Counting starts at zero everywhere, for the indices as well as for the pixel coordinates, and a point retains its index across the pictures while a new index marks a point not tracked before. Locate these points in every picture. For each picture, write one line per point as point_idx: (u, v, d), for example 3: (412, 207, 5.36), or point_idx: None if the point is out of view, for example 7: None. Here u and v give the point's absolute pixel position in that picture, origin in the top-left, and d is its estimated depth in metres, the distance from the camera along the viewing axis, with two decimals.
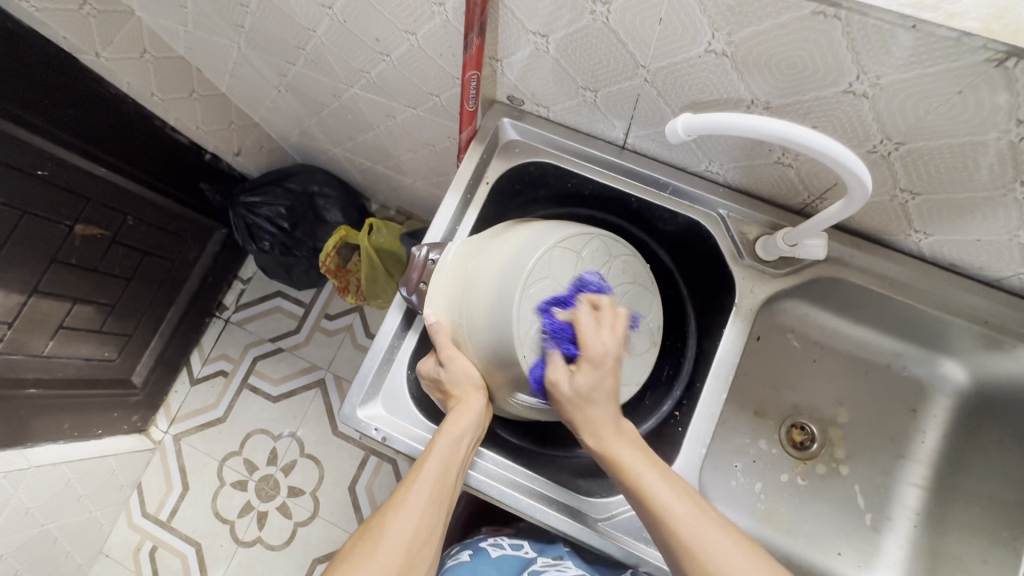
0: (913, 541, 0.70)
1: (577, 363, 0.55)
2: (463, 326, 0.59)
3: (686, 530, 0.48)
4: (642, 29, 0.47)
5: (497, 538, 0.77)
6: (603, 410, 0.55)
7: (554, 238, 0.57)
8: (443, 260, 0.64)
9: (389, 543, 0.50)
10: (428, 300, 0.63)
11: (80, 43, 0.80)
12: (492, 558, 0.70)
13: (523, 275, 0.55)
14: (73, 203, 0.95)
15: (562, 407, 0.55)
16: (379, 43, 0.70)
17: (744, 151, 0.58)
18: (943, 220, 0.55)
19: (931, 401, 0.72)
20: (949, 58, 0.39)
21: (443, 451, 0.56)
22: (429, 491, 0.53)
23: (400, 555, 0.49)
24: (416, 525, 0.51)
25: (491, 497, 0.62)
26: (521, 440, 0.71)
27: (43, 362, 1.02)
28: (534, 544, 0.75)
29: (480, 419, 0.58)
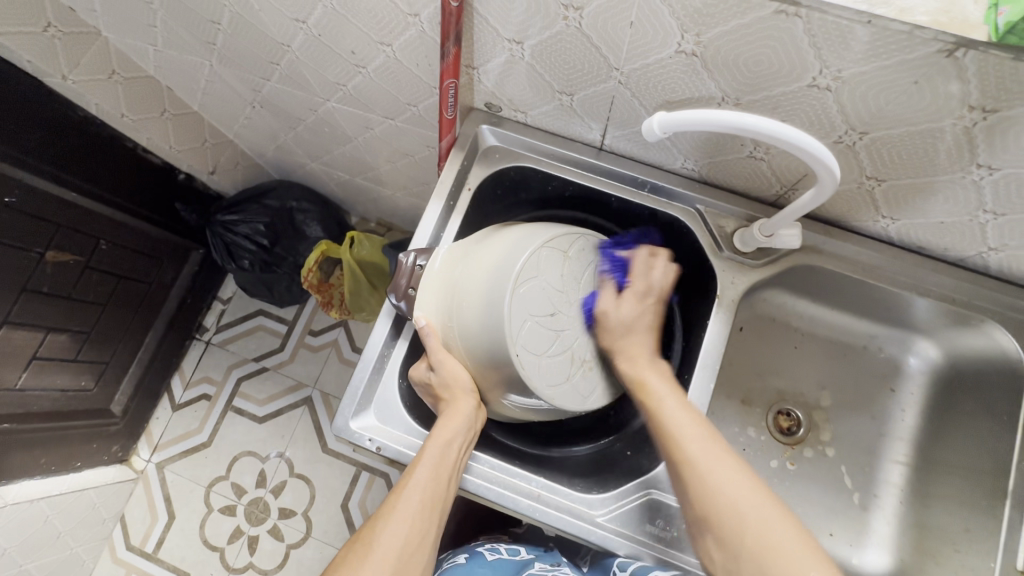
0: (899, 516, 0.72)
1: (625, 293, 0.62)
2: (453, 329, 0.59)
3: (699, 454, 0.53)
4: (614, 32, 0.49)
5: (493, 545, 0.76)
6: (632, 344, 0.60)
7: (541, 238, 0.58)
8: (431, 265, 0.64)
9: (379, 554, 0.50)
10: (417, 305, 0.63)
11: (45, 67, 0.79)
12: (489, 560, 0.69)
13: (513, 274, 0.55)
14: (43, 229, 0.92)
15: (602, 332, 0.60)
16: (355, 55, 0.70)
17: (718, 146, 0.60)
18: (908, 205, 0.58)
19: (908, 379, 0.75)
20: (903, 50, 0.41)
21: (433, 452, 0.56)
22: (419, 496, 0.54)
23: (391, 563, 0.50)
24: (405, 532, 0.52)
25: (488, 500, 0.62)
26: (516, 442, 0.71)
27: (17, 395, 0.98)
28: (532, 549, 0.76)
29: (470, 422, 0.58)
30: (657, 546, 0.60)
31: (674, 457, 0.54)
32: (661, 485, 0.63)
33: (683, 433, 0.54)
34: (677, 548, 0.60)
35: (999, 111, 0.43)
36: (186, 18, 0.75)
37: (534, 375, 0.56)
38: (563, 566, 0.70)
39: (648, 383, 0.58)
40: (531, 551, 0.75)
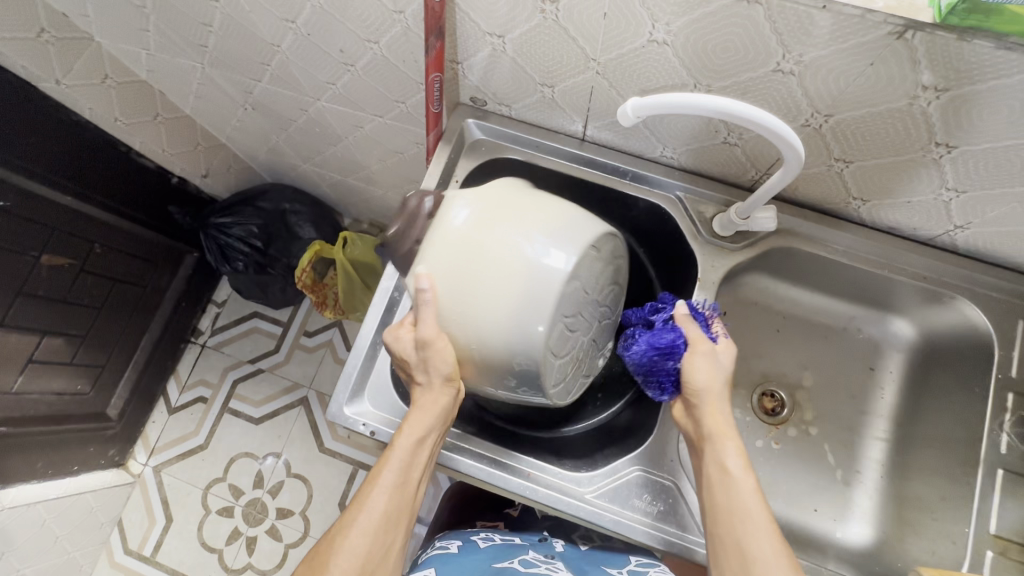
0: (881, 491, 0.74)
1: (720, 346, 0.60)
2: (469, 314, 0.54)
3: (762, 549, 0.50)
4: (589, 25, 0.51)
5: (489, 533, 0.78)
6: (720, 401, 0.57)
7: (587, 232, 0.56)
8: (446, 216, 0.55)
9: (347, 549, 0.54)
10: (428, 258, 0.54)
11: (39, 72, 0.80)
12: (482, 548, 0.71)
13: (562, 271, 0.52)
14: (39, 234, 0.94)
15: (698, 369, 0.58)
16: (344, 53, 0.72)
17: (694, 134, 0.63)
18: (876, 186, 0.60)
19: (885, 358, 0.78)
20: (857, 34, 0.44)
21: (399, 459, 0.57)
22: (383, 498, 0.56)
23: (360, 556, 0.54)
24: (367, 537, 0.55)
25: (481, 480, 0.64)
26: (508, 423, 0.74)
27: (13, 399, 0.99)
28: (526, 538, 0.78)
29: (441, 418, 0.60)
30: (645, 520, 0.62)
31: (735, 531, 0.52)
32: (648, 462, 0.65)
33: (752, 513, 0.52)
34: (664, 522, 0.62)
35: (950, 90, 0.46)
36: (178, 21, 0.77)
37: (550, 370, 0.56)
38: (556, 560, 0.70)
39: (734, 450, 0.55)
40: (526, 541, 0.77)
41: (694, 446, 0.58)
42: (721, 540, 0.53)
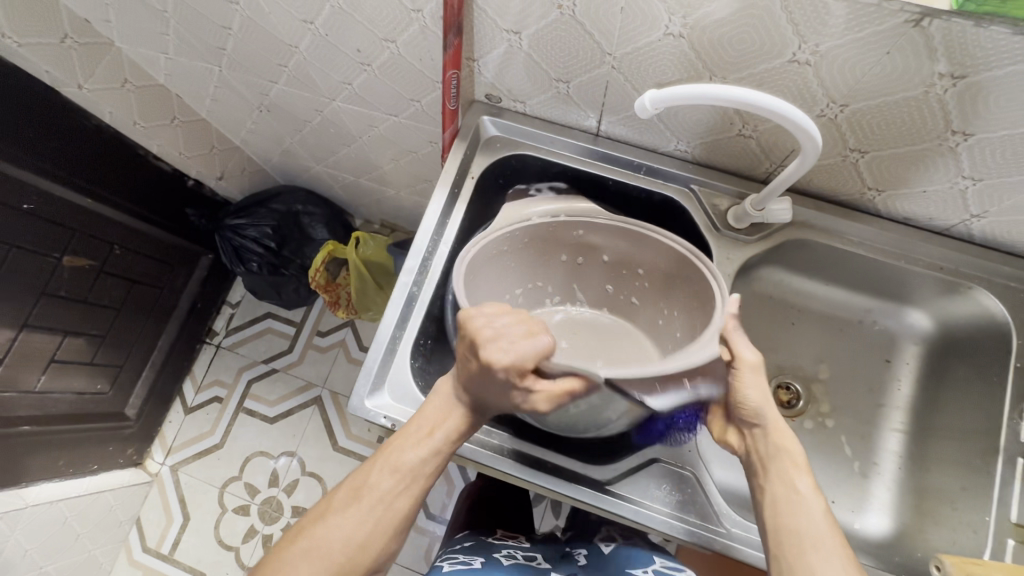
0: (899, 483, 0.74)
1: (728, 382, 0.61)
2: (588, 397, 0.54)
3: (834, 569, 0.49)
4: (606, 19, 0.52)
5: (512, 548, 0.79)
6: (779, 418, 0.57)
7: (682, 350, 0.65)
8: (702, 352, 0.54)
9: (355, 531, 0.53)
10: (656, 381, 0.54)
11: (62, 76, 0.83)
12: (505, 567, 0.71)
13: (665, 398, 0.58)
14: (62, 236, 0.96)
15: (754, 389, 0.56)
16: (361, 53, 0.74)
17: (709, 127, 0.64)
18: (891, 175, 0.61)
19: (902, 349, 0.78)
20: (873, 22, 0.44)
21: (425, 463, 0.54)
22: (402, 500, 0.54)
23: (367, 540, 0.53)
24: (377, 535, 0.53)
25: (503, 472, 0.64)
26: None
27: (36, 398, 1.01)
28: (548, 558, 0.79)
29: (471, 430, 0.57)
30: (665, 509, 0.62)
31: (806, 554, 0.51)
32: (670, 456, 0.65)
33: (824, 535, 0.51)
34: (684, 511, 0.63)
35: (966, 77, 0.46)
36: (197, 25, 0.79)
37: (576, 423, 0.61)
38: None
39: (800, 470, 0.55)
40: (549, 560, 0.78)
41: (752, 467, 0.57)
42: (791, 564, 0.51)
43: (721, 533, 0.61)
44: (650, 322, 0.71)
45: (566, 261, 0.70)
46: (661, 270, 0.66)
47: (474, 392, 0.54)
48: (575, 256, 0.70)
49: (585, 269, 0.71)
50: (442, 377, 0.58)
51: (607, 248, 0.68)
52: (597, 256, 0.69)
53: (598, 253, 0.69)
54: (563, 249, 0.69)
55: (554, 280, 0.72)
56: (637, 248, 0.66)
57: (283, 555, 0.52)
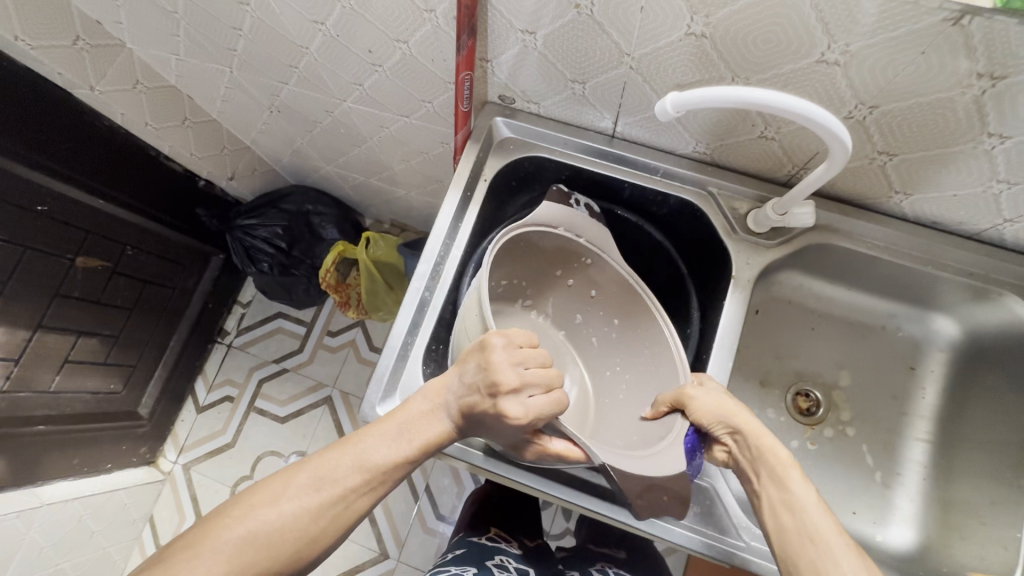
0: (924, 494, 0.72)
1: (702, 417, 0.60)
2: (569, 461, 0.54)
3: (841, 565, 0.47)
4: (626, 18, 0.50)
5: (504, 559, 0.83)
6: (750, 419, 0.56)
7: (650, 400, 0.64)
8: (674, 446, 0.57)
9: (311, 521, 0.49)
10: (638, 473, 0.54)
11: (74, 78, 0.82)
12: None
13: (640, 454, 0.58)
14: (75, 237, 0.96)
15: (704, 409, 0.57)
16: (372, 54, 0.72)
17: (729, 128, 0.62)
18: (921, 179, 0.58)
19: (927, 357, 0.76)
20: (909, 20, 0.42)
21: (397, 466, 0.52)
22: (365, 499, 0.52)
23: (323, 530, 0.50)
24: (332, 527, 0.51)
25: (503, 476, 0.63)
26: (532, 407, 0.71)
27: (50, 398, 1.02)
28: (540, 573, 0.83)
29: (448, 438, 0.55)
30: (683, 522, 0.61)
31: (812, 554, 0.49)
32: None
33: (826, 533, 0.49)
34: (702, 523, 0.61)
35: (1007, 78, 0.44)
36: (207, 26, 0.78)
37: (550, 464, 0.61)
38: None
39: (787, 466, 0.53)
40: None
41: (745, 474, 0.56)
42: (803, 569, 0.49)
43: (740, 546, 0.60)
44: (598, 368, 0.71)
45: (555, 276, 0.70)
46: (633, 338, 0.67)
47: (474, 421, 0.53)
48: (565, 276, 0.69)
49: (569, 292, 0.70)
50: (434, 379, 0.56)
51: (598, 286, 0.68)
52: (586, 287, 0.69)
53: (588, 285, 0.69)
54: (559, 266, 0.68)
55: (537, 283, 0.70)
56: (625, 304, 0.67)
57: (223, 534, 0.47)
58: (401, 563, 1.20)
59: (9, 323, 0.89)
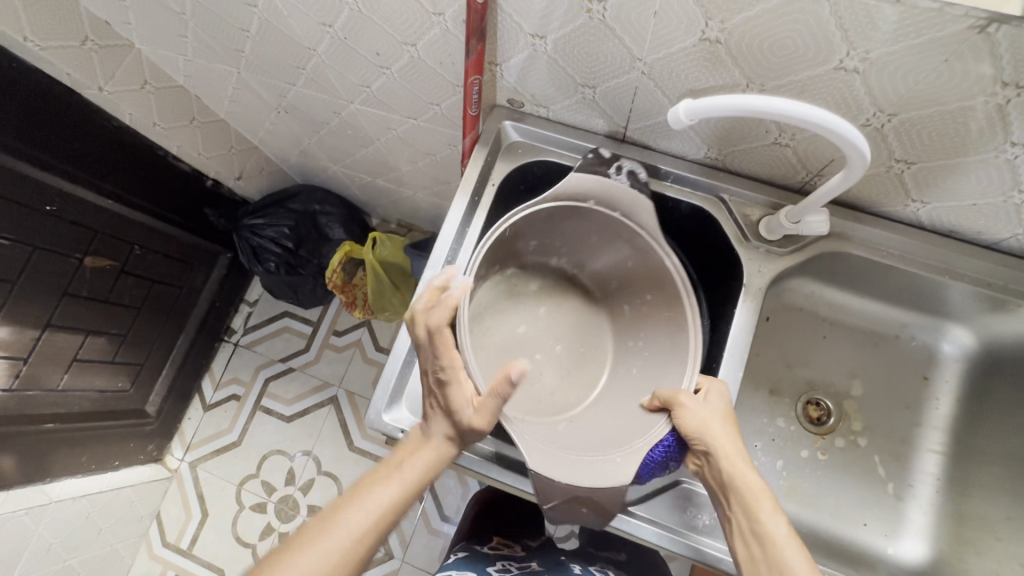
0: (937, 506, 0.72)
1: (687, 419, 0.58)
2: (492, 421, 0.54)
3: None
4: (638, 23, 0.49)
5: (504, 563, 0.83)
6: (727, 442, 0.54)
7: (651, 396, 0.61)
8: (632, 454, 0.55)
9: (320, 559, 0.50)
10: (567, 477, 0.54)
11: (83, 78, 0.82)
12: None
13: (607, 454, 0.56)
14: (83, 237, 0.96)
15: (688, 423, 0.54)
16: (379, 57, 0.72)
17: (742, 134, 0.60)
18: (940, 187, 0.57)
19: (941, 367, 0.74)
20: (933, 28, 0.41)
21: (403, 503, 0.54)
22: (371, 533, 0.52)
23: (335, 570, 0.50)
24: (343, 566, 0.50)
25: (486, 476, 0.63)
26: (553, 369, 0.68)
27: (59, 396, 1.03)
28: (543, 565, 0.85)
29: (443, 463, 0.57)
30: (690, 535, 0.61)
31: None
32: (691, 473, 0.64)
33: (794, 565, 0.49)
34: (710, 536, 0.61)
35: None
36: (215, 27, 0.77)
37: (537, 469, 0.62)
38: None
39: (761, 495, 0.53)
40: (544, 566, 0.84)
41: (715, 493, 0.55)
42: None
43: None
44: (620, 338, 0.67)
45: (591, 242, 0.65)
46: (663, 313, 0.63)
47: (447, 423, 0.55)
48: (603, 245, 0.65)
49: (606, 259, 0.67)
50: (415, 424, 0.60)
51: (638, 258, 0.64)
52: (623, 257, 0.65)
53: (626, 256, 0.65)
54: (597, 233, 0.64)
55: (571, 245, 0.66)
56: (658, 280, 0.63)
57: None
58: (405, 564, 1.20)
59: (19, 322, 0.89)
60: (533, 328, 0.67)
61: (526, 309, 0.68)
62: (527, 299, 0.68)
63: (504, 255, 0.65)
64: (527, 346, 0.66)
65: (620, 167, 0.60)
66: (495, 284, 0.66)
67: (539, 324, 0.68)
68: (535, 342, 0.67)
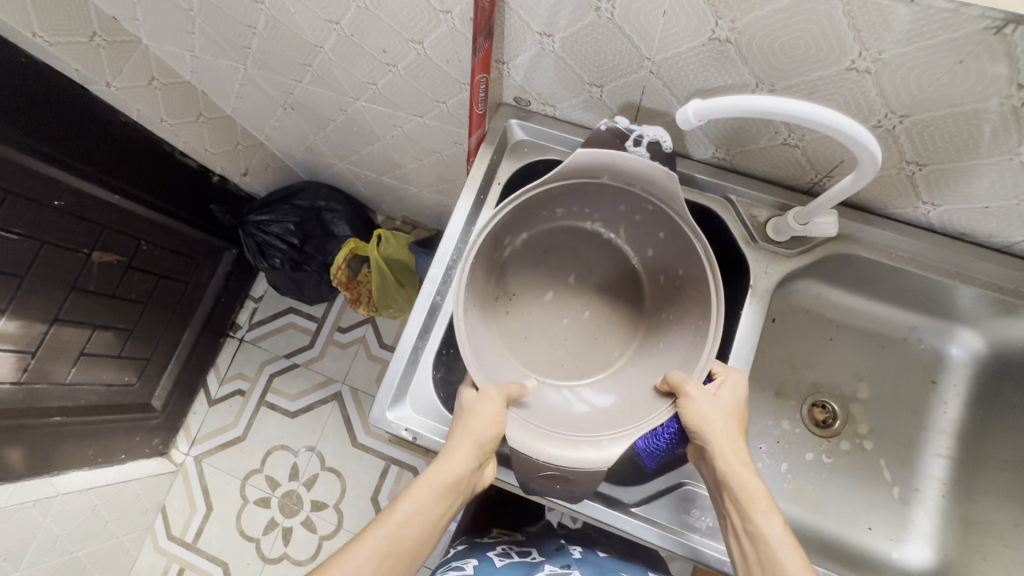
0: (943, 511, 0.71)
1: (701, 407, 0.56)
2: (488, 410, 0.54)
3: None
4: (647, 22, 0.49)
5: (506, 549, 0.85)
6: (727, 437, 0.54)
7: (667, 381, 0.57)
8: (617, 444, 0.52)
9: None
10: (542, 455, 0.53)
11: (91, 74, 0.82)
12: (498, 567, 0.77)
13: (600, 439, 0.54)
14: (90, 232, 0.97)
15: (690, 415, 0.54)
16: (386, 54, 0.72)
17: (750, 134, 0.60)
18: (951, 189, 0.56)
19: (948, 371, 0.74)
20: (948, 29, 0.40)
21: (430, 520, 0.55)
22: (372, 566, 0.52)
23: None
24: None
25: None
26: (578, 344, 0.64)
27: (66, 389, 1.03)
28: (543, 552, 0.84)
29: (450, 493, 0.55)
30: (694, 536, 0.61)
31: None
32: (693, 475, 0.64)
33: (786, 563, 0.49)
34: (713, 538, 0.61)
35: None
36: (222, 23, 0.77)
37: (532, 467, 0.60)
38: (572, 570, 0.76)
39: (757, 492, 0.53)
40: (543, 555, 0.83)
41: (714, 488, 0.55)
42: None
43: None
44: (655, 313, 0.63)
45: (621, 211, 0.61)
46: (693, 294, 0.58)
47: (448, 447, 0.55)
48: (634, 214, 0.60)
49: (638, 227, 0.61)
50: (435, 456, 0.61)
51: (667, 230, 0.58)
52: (655, 227, 0.59)
53: (656, 226, 0.59)
54: (624, 202, 0.59)
55: (601, 212, 0.62)
56: (686, 256, 0.58)
57: None
58: None
59: (27, 317, 0.90)
60: (561, 295, 0.65)
61: (553, 276, 0.65)
62: (555, 266, 0.65)
63: (526, 223, 0.61)
64: (552, 314, 0.64)
65: (638, 141, 0.56)
66: (519, 254, 0.63)
67: (568, 291, 0.65)
68: (561, 309, 0.64)
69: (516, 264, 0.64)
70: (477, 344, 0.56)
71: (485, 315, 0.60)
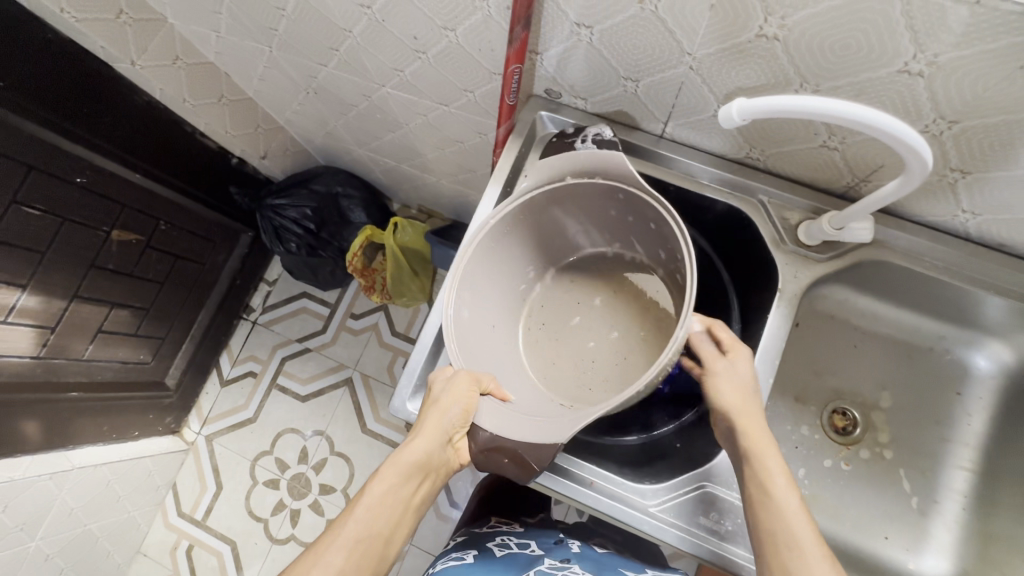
0: (962, 524, 0.71)
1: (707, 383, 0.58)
2: (450, 385, 0.55)
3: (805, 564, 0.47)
4: (692, 17, 0.48)
5: (504, 538, 0.86)
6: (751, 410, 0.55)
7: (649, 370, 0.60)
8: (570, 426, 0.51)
9: None
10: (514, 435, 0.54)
11: (116, 53, 0.81)
12: (498, 557, 0.78)
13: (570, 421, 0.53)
14: (110, 210, 0.97)
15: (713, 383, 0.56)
16: (416, 41, 0.71)
17: (788, 135, 0.59)
18: (994, 199, 0.55)
19: (975, 383, 0.73)
20: (1010, 33, 0.39)
21: (403, 502, 0.54)
22: (343, 553, 0.49)
23: None
24: None
25: None
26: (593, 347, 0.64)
27: (84, 365, 1.05)
28: (541, 545, 0.84)
29: (422, 471, 0.55)
30: (711, 539, 0.60)
31: (786, 562, 0.48)
32: (715, 478, 0.62)
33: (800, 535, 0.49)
34: (730, 542, 0.59)
35: None
36: (251, 4, 0.75)
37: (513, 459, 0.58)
38: (571, 563, 0.76)
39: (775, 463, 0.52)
40: (542, 548, 0.83)
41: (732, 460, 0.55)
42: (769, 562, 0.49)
43: None
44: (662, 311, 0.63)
45: (615, 216, 0.62)
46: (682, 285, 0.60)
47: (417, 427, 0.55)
48: (625, 214, 0.60)
49: (632, 227, 0.62)
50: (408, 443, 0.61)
51: (654, 219, 0.58)
52: (644, 222, 0.59)
53: (644, 218, 0.59)
54: (613, 203, 0.60)
55: (610, 225, 0.63)
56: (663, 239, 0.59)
57: None
58: (413, 546, 1.22)
59: (48, 291, 0.91)
60: (587, 318, 0.66)
61: (580, 301, 0.67)
62: (581, 288, 0.67)
63: (556, 256, 0.67)
64: (578, 336, 0.65)
65: (586, 138, 0.63)
66: (549, 286, 0.68)
67: (595, 315, 0.66)
68: (588, 331, 0.65)
69: (548, 297, 0.68)
70: (475, 335, 0.60)
71: (506, 325, 0.65)
